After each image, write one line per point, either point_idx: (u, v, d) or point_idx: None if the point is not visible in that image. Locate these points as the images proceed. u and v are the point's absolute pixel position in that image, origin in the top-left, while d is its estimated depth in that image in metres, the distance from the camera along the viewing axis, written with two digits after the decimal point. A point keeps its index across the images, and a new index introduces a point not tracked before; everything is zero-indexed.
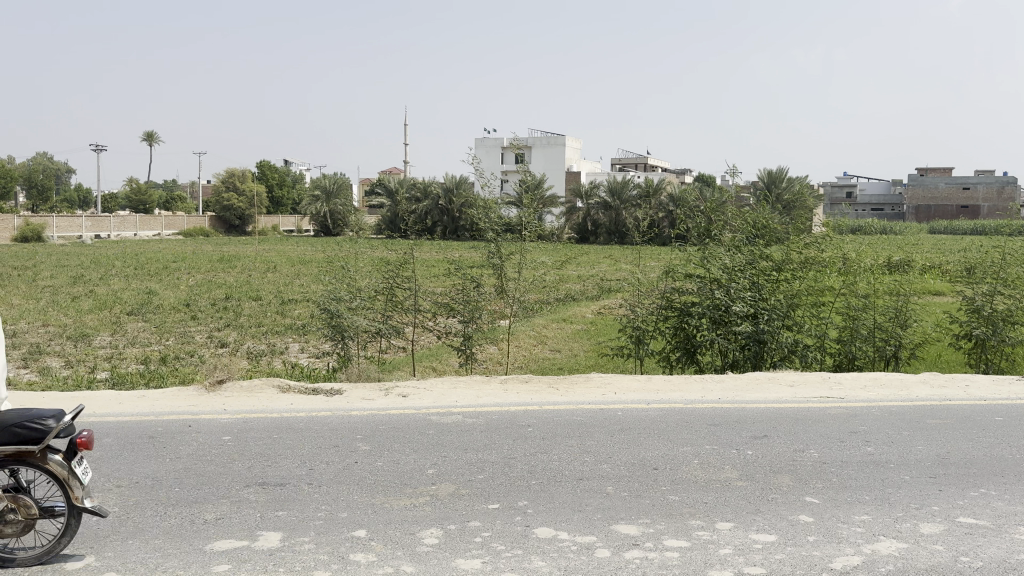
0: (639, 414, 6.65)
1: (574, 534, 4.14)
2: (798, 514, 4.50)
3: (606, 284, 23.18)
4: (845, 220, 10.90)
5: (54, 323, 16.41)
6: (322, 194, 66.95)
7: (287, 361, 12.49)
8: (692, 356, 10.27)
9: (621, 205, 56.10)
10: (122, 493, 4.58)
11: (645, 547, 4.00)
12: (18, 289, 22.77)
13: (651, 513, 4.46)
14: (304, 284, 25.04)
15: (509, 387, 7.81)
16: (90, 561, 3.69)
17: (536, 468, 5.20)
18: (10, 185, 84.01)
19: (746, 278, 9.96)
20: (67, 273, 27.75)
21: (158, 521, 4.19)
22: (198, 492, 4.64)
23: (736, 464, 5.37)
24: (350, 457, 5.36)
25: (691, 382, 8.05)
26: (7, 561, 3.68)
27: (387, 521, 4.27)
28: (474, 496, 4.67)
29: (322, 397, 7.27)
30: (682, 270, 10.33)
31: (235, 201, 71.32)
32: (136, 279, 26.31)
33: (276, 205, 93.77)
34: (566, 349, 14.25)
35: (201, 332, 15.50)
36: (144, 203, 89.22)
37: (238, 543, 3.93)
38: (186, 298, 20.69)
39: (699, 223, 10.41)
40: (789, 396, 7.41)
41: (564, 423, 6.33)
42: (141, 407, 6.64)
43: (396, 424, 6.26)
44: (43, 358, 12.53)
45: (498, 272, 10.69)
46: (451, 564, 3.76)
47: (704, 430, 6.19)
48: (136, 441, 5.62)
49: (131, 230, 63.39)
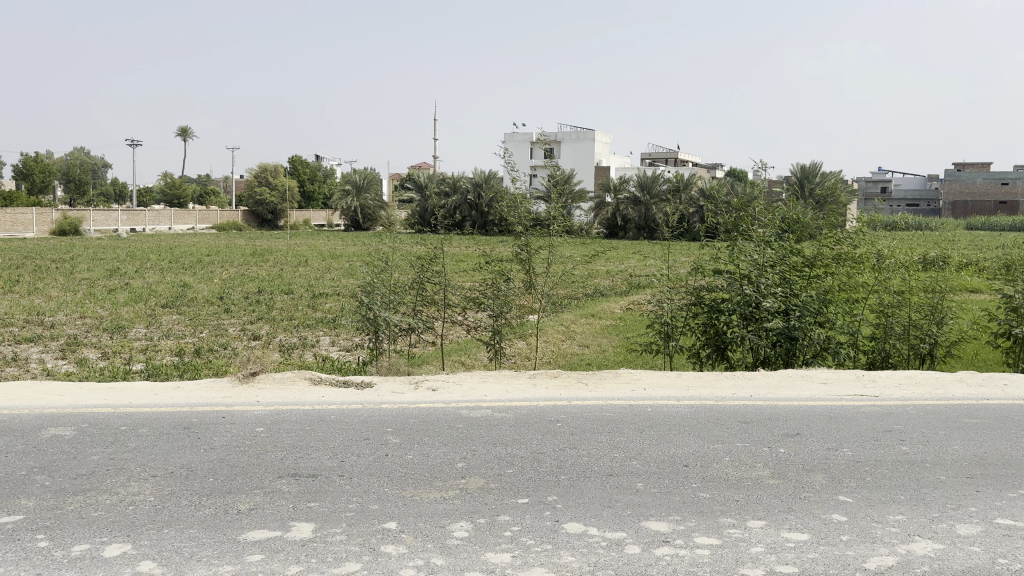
0: (670, 411, 6.60)
1: (604, 530, 4.12)
2: (832, 514, 4.44)
3: (635, 279, 23.13)
4: (880, 215, 10.67)
5: (92, 314, 16.77)
6: (353, 188, 67.41)
7: (319, 354, 12.60)
8: (723, 353, 10.12)
9: (650, 201, 55.76)
10: (159, 482, 4.66)
11: (675, 544, 3.98)
12: (56, 281, 23.23)
13: (682, 511, 4.42)
14: (335, 277, 25.33)
15: (538, 382, 7.82)
16: (127, 548, 3.76)
17: (565, 463, 5.19)
18: (49, 179, 86.20)
19: (775, 273, 9.81)
20: (105, 266, 28.41)
21: (192, 511, 4.25)
22: (232, 481, 4.71)
23: (769, 462, 5.32)
24: (381, 450, 5.39)
25: (722, 378, 8.00)
26: (47, 547, 3.76)
27: (418, 514, 4.29)
28: (503, 490, 4.68)
29: (352, 390, 7.32)
30: (711, 265, 10.20)
31: (267, 195, 72.12)
32: (170, 272, 26.82)
33: (307, 199, 94.79)
34: (595, 344, 14.22)
35: (233, 325, 15.71)
36: (178, 197, 90.51)
37: (272, 533, 3.98)
38: (219, 292, 20.90)
39: (727, 219, 10.40)
40: (822, 395, 7.30)
41: (593, 418, 6.32)
42: (175, 398, 6.73)
43: (426, 418, 6.28)
44: (81, 350, 12.78)
45: (526, 267, 10.66)
46: (481, 557, 3.77)
47: (736, 428, 6.10)
48: (171, 431, 5.72)
49: (166, 223, 64.31)
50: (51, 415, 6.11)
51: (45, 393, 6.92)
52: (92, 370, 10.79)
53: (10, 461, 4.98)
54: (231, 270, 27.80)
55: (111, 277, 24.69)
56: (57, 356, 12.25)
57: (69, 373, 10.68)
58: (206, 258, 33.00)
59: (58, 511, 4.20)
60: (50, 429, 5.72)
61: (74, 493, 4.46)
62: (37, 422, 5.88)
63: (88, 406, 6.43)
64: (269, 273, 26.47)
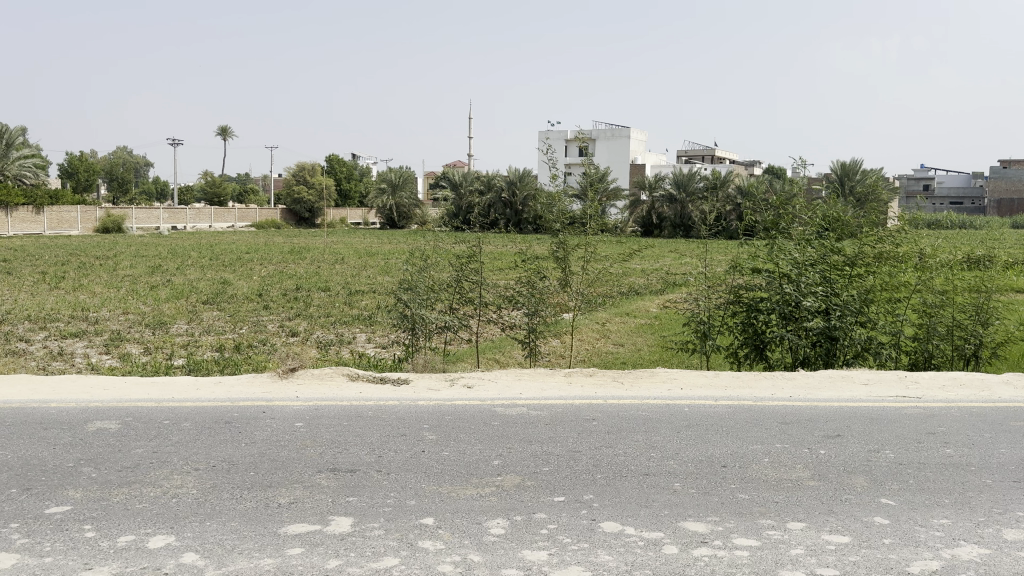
0: (707, 410, 6.54)
1: (641, 530, 4.09)
2: (873, 516, 4.37)
3: (671, 276, 23.04)
4: (922, 213, 10.46)
5: (135, 310, 17.13)
6: (389, 186, 67.88)
7: (355, 351, 12.72)
8: (761, 353, 10.01)
9: (687, 198, 55.40)
10: (201, 475, 4.73)
11: (713, 545, 3.95)
12: (101, 277, 23.76)
13: (720, 512, 4.38)
14: (372, 275, 25.56)
15: (573, 380, 7.82)
16: (171, 540, 3.83)
17: (602, 463, 5.15)
18: (93, 177, 88.18)
19: (816, 272, 9.69)
20: (148, 263, 29.01)
21: (234, 504, 4.31)
22: (273, 475, 4.77)
23: (809, 463, 5.24)
24: (417, 446, 5.43)
25: (761, 379, 7.89)
26: (95, 537, 3.84)
27: (455, 510, 4.31)
28: (539, 488, 4.68)
29: (389, 386, 7.38)
30: (750, 264, 10.09)
31: (304, 194, 73.00)
32: (210, 268, 27.27)
33: (343, 198, 95.76)
34: (631, 343, 14.18)
35: (272, 321, 15.95)
36: (217, 195, 92.03)
37: (312, 527, 4.02)
38: (259, 287, 21.57)
39: (767, 217, 10.27)
40: (864, 395, 7.18)
41: (629, 417, 6.29)
42: (216, 393, 6.83)
43: (462, 415, 6.30)
44: (124, 345, 13.04)
45: (562, 264, 10.65)
46: (518, 554, 3.77)
47: (775, 429, 6.03)
48: (212, 426, 5.81)
49: (205, 221, 65.38)
50: (97, 409, 6.24)
51: (90, 387, 7.06)
52: (137, 365, 10.99)
53: (58, 453, 5.10)
54: (269, 267, 28.15)
55: (154, 273, 25.23)
56: (102, 351, 12.53)
57: (113, 368, 10.90)
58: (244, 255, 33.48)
59: (105, 502, 4.29)
60: (96, 422, 5.84)
61: (120, 485, 4.55)
62: (83, 416, 6.02)
63: (133, 400, 6.56)
64: (306, 271, 26.79)
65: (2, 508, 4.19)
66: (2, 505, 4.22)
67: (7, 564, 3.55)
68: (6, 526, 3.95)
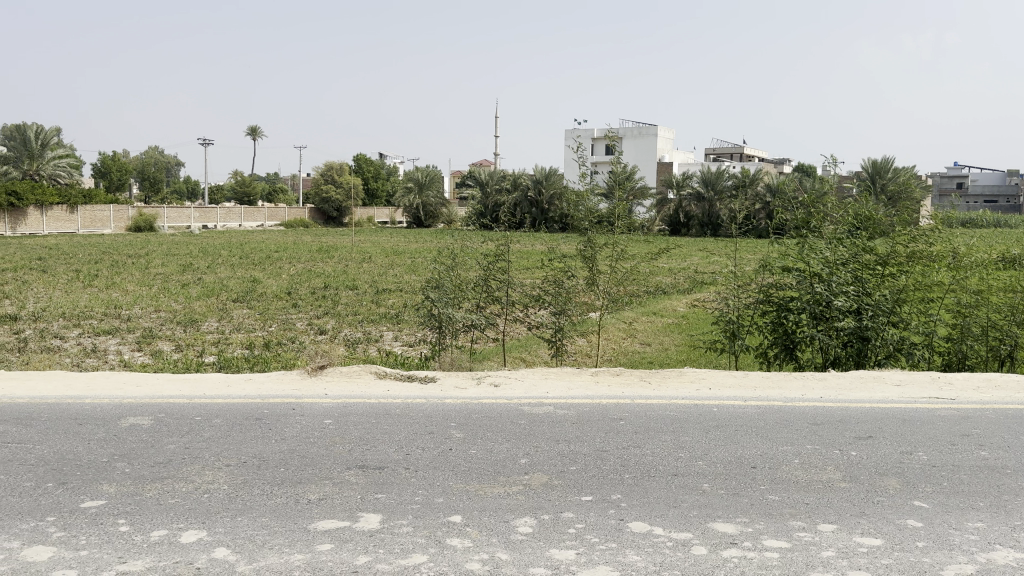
0: (736, 411, 6.49)
1: (670, 531, 4.07)
2: (905, 519, 4.30)
3: (699, 276, 22.93)
4: (955, 212, 10.27)
5: (166, 308, 17.34)
6: (415, 186, 68.19)
7: (381, 350, 12.79)
8: (791, 353, 9.89)
9: (715, 197, 55.07)
10: (232, 471, 4.79)
11: (743, 546, 3.91)
12: (133, 275, 24.09)
13: (750, 512, 4.35)
14: (399, 274, 25.71)
15: (600, 379, 7.80)
16: (203, 534, 3.87)
17: (629, 463, 5.13)
18: (125, 177, 89.62)
19: (848, 272, 9.59)
20: (179, 261, 29.41)
21: (265, 499, 4.36)
22: (303, 472, 4.81)
23: (840, 465, 5.18)
24: (445, 444, 5.43)
25: (790, 379, 7.80)
26: (129, 531, 3.90)
27: (482, 508, 4.31)
28: (567, 488, 4.67)
29: (416, 384, 7.42)
30: (780, 263, 9.99)
31: (333, 193, 73.56)
32: (240, 267, 27.59)
33: (371, 197, 96.37)
34: (657, 342, 14.13)
35: (301, 319, 16.07)
36: (247, 195, 93.04)
37: (341, 523, 4.04)
38: (288, 287, 21.27)
39: (798, 215, 10.15)
40: (896, 396, 7.09)
41: (658, 417, 6.26)
42: (246, 390, 6.91)
43: (489, 413, 6.32)
44: (156, 342, 13.22)
45: (589, 263, 10.62)
46: (546, 553, 3.77)
47: (805, 429, 5.98)
48: (243, 422, 5.87)
49: (235, 219, 66.11)
50: (130, 405, 6.34)
51: (124, 384, 7.17)
52: (169, 362, 11.14)
53: (93, 448, 5.19)
54: (298, 266, 28.41)
55: (185, 271, 25.53)
56: (134, 348, 12.73)
57: (146, 365, 11.06)
58: (273, 254, 33.83)
59: (138, 497, 4.36)
60: (129, 418, 5.94)
61: (152, 480, 4.62)
62: (117, 411, 6.12)
63: (166, 396, 6.66)
64: (335, 269, 27.01)
65: (39, 501, 4.27)
66: (40, 499, 4.31)
67: (44, 556, 3.62)
68: (43, 519, 4.03)
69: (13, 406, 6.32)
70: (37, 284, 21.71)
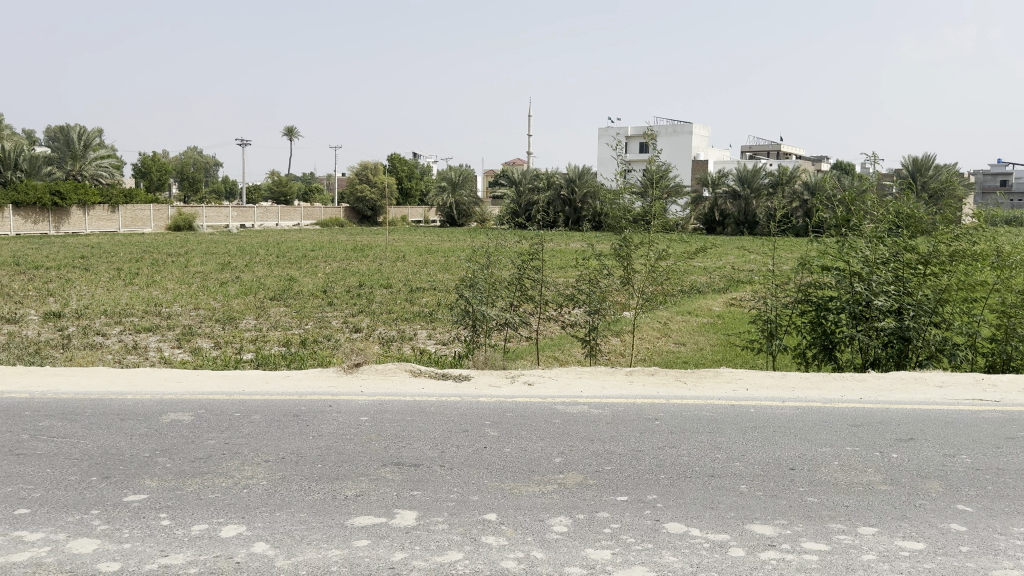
0: (774, 412, 6.41)
1: (707, 532, 4.03)
2: (948, 523, 4.21)
3: (734, 276, 22.74)
4: (1001, 211, 9.95)
5: (205, 305, 17.62)
6: (448, 185, 68.49)
7: (416, 348, 12.86)
8: (830, 354, 9.80)
9: (751, 195, 54.54)
10: (271, 467, 4.85)
11: (782, 548, 3.86)
12: (173, 274, 24.52)
13: (788, 514, 4.29)
14: (433, 272, 25.82)
15: (635, 378, 7.74)
16: (242, 529, 3.92)
17: (665, 463, 5.10)
18: (164, 177, 91.26)
19: (888, 271, 9.41)
20: (217, 260, 29.91)
21: (303, 495, 4.40)
22: (340, 468, 4.85)
23: (880, 467, 5.09)
24: (480, 442, 5.45)
25: (830, 380, 7.69)
26: (170, 525, 3.97)
27: (517, 506, 4.31)
28: (601, 487, 4.65)
29: (450, 383, 7.45)
30: (819, 261, 9.85)
31: (367, 193, 74.13)
32: (276, 266, 27.94)
33: (405, 197, 96.95)
34: (692, 341, 14.00)
35: (336, 317, 16.23)
36: (283, 194, 94.24)
37: (377, 520, 4.07)
38: (323, 287, 21.09)
39: (837, 214, 9.97)
40: (938, 397, 6.96)
41: (694, 418, 6.20)
42: (284, 387, 6.99)
43: (523, 412, 6.31)
44: (195, 339, 13.44)
45: (624, 263, 10.56)
46: (582, 552, 3.75)
47: (846, 431, 5.89)
48: (281, 419, 5.94)
49: (272, 219, 66.98)
50: (170, 401, 6.46)
51: (165, 380, 7.30)
52: (207, 359, 11.32)
53: (134, 443, 5.29)
54: (332, 265, 28.67)
55: (223, 270, 25.94)
56: (174, 345, 12.95)
57: (186, 361, 11.24)
58: (308, 252, 34.13)
59: (179, 491, 4.43)
60: (170, 414, 6.03)
61: (193, 475, 4.69)
62: (158, 407, 6.23)
63: (205, 393, 6.76)
64: (369, 268, 27.25)
65: (84, 494, 4.36)
66: (84, 492, 4.40)
67: (89, 548, 3.70)
68: (87, 512, 4.12)
69: (58, 401, 6.46)
70: (81, 281, 22.19)
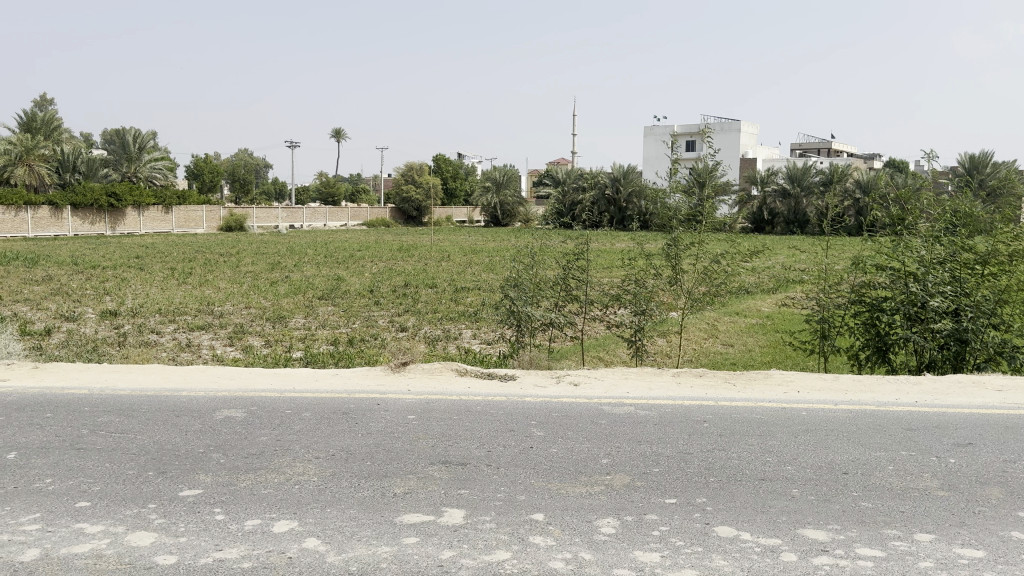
0: (827, 415, 6.29)
1: (757, 536, 3.98)
2: (1010, 530, 4.09)
3: (786, 276, 22.39)
4: None
5: (256, 304, 17.92)
6: (493, 185, 68.68)
7: (461, 347, 12.92)
8: (884, 355, 9.63)
9: (801, 194, 53.65)
10: (321, 464, 4.91)
11: (835, 554, 3.79)
12: (225, 273, 25.04)
13: (841, 519, 4.21)
14: (477, 272, 25.89)
15: (682, 380, 7.66)
16: (294, 524, 3.99)
17: (714, 466, 5.04)
18: (215, 178, 93.15)
19: (945, 270, 9.16)
20: (268, 260, 30.48)
21: (352, 492, 4.45)
22: (388, 466, 4.90)
23: (937, 473, 4.95)
24: (527, 442, 5.46)
25: (883, 382, 7.51)
26: (225, 520, 4.05)
27: (564, 507, 4.31)
28: (650, 489, 4.62)
29: (496, 382, 7.46)
30: (872, 261, 9.66)
31: (413, 193, 74.68)
32: (325, 265, 28.34)
33: (450, 197, 97.48)
34: (740, 343, 13.78)
35: (383, 316, 16.40)
36: (331, 195, 95.59)
37: (426, 517, 4.11)
38: (369, 287, 21.20)
39: (892, 213, 9.80)
40: (998, 402, 6.73)
41: (744, 420, 6.12)
42: (333, 385, 7.08)
43: (569, 413, 6.29)
44: (246, 338, 13.68)
45: (673, 262, 10.47)
46: (630, 555, 3.73)
47: (901, 435, 5.75)
48: (331, 417, 6.01)
49: (319, 219, 67.93)
50: (223, 398, 6.60)
51: (218, 377, 7.46)
52: (259, 357, 11.52)
53: (190, 439, 5.41)
54: (379, 265, 28.97)
55: (273, 270, 26.40)
56: (226, 343, 13.20)
57: (238, 359, 11.45)
58: (355, 252, 34.56)
59: (233, 487, 4.52)
60: (224, 411, 6.16)
61: (247, 471, 4.78)
62: (213, 403, 6.37)
63: (257, 390, 6.87)
64: (415, 268, 27.46)
65: (141, 488, 4.49)
66: (142, 486, 4.52)
67: (147, 541, 3.80)
68: (145, 506, 4.23)
69: (116, 397, 6.65)
70: (137, 281, 22.77)
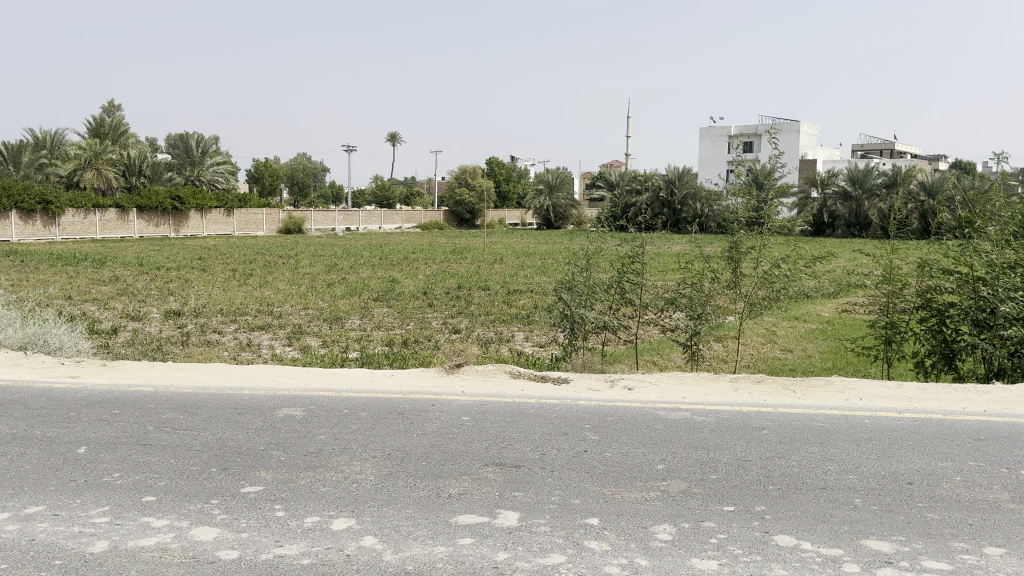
0: (891, 423, 6.11)
1: (819, 546, 3.90)
2: None
3: (848, 279, 21.93)
4: None
5: (313, 305, 18.25)
6: (547, 187, 68.66)
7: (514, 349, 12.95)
8: (950, 362, 9.34)
9: (862, 196, 52.43)
10: (378, 464, 4.97)
11: (899, 566, 3.68)
12: (283, 275, 25.50)
13: (906, 531, 4.09)
14: (530, 275, 25.93)
15: (740, 386, 7.52)
16: (352, 523, 4.05)
17: (773, 474, 4.95)
18: (274, 181, 95.06)
19: (1016, 275, 8.81)
20: (325, 261, 31.03)
21: (409, 492, 4.50)
22: (444, 466, 4.94)
23: (1008, 485, 4.77)
24: (581, 446, 5.43)
25: (950, 391, 7.26)
26: (285, 516, 4.14)
27: (620, 512, 4.28)
28: (707, 496, 4.56)
29: (550, 385, 7.45)
30: (938, 265, 9.38)
31: (466, 196, 75.16)
32: (381, 267, 28.66)
33: (502, 199, 97.84)
34: (799, 348, 13.49)
35: (437, 318, 16.55)
36: (386, 199, 96.89)
37: (480, 519, 4.12)
38: (424, 288, 21.83)
39: (959, 216, 9.51)
40: None
41: (805, 427, 5.98)
42: (389, 386, 7.16)
43: (624, 417, 6.25)
44: (304, 338, 13.92)
45: (731, 264, 10.31)
46: (687, 562, 3.69)
47: (969, 445, 5.56)
48: (387, 417, 6.08)
49: (375, 222, 68.85)
50: (283, 397, 6.72)
51: (278, 376, 7.61)
52: (316, 357, 11.70)
53: (251, 437, 5.53)
54: (433, 266, 29.19)
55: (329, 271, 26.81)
56: (285, 343, 13.45)
57: (296, 359, 11.64)
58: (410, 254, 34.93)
59: (292, 484, 4.61)
60: (284, 409, 6.28)
61: (306, 469, 4.87)
62: (273, 402, 6.50)
63: (315, 390, 6.98)
64: (469, 270, 27.61)
65: (205, 484, 4.60)
66: (205, 482, 4.64)
67: (211, 536, 3.90)
68: (208, 502, 4.34)
69: (180, 394, 6.84)
70: (200, 282, 23.36)
